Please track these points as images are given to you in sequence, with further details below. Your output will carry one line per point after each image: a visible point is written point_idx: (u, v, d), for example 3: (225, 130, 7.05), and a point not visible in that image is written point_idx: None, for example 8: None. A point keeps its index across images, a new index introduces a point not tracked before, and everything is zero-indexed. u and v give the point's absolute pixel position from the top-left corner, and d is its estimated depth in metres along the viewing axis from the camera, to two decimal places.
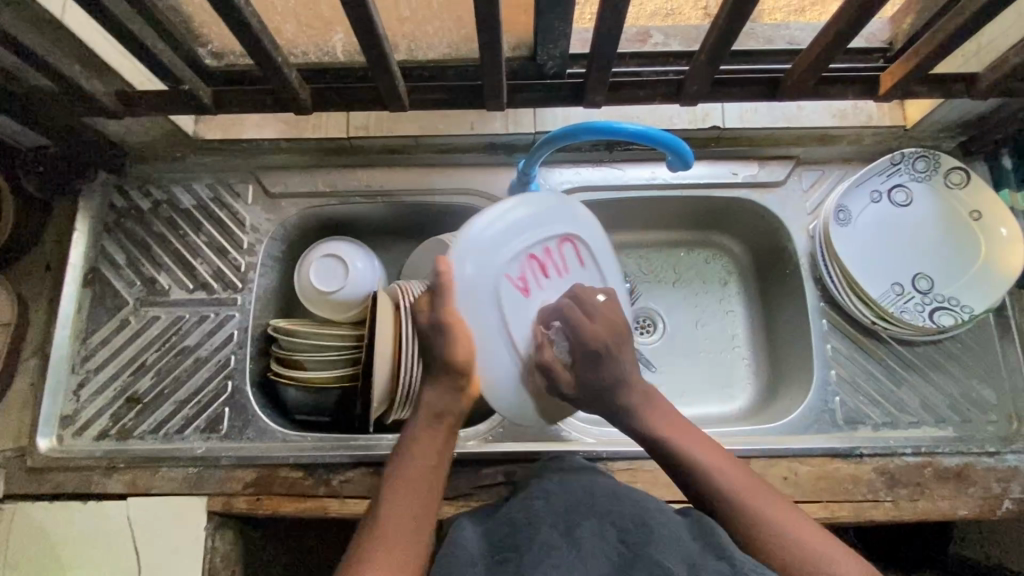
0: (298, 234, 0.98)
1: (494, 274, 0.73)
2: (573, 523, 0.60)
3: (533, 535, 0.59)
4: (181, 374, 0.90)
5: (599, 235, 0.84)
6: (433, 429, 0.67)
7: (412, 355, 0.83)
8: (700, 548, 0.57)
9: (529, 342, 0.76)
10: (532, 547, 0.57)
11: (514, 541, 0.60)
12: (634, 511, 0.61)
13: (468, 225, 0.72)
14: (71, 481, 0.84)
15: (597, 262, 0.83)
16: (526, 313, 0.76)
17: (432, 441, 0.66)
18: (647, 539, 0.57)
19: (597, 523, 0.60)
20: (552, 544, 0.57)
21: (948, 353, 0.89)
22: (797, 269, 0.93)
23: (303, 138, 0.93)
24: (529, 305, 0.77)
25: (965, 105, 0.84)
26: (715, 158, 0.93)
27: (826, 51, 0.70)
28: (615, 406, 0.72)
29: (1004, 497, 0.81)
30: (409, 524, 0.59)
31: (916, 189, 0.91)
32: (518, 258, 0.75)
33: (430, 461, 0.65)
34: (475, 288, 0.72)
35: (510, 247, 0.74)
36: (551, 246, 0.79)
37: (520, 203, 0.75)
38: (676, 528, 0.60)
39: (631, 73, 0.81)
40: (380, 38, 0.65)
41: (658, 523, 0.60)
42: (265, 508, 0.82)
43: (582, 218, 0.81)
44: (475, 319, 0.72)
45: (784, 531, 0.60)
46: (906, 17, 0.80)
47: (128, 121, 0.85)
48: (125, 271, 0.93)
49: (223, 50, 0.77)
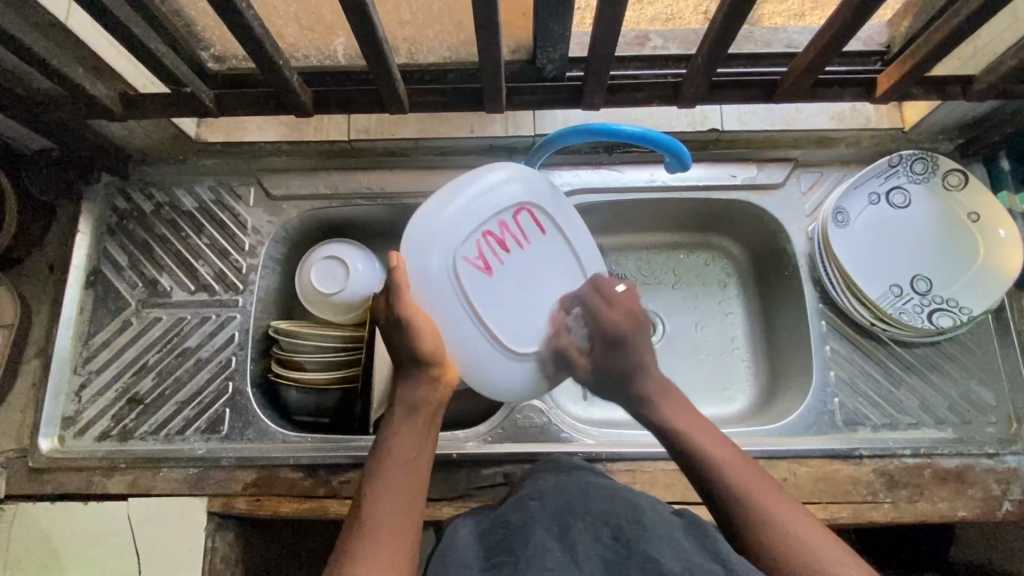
0: (299, 236, 0.99)
1: (448, 260, 0.70)
2: (568, 523, 0.60)
3: (527, 536, 0.59)
4: (181, 375, 0.90)
5: (559, 197, 0.79)
6: (412, 420, 0.67)
7: None
8: (693, 548, 0.58)
9: (499, 319, 0.74)
10: (526, 549, 0.57)
11: (509, 543, 0.60)
12: (628, 510, 0.62)
13: (413, 215, 0.70)
14: (73, 481, 0.85)
15: (558, 224, 0.79)
16: (493, 293, 0.74)
17: (413, 429, 0.66)
18: (639, 540, 0.58)
19: (591, 524, 0.60)
20: (546, 545, 0.57)
21: (947, 354, 0.89)
22: (796, 270, 0.93)
23: (305, 141, 0.94)
24: (494, 283, 0.74)
25: (963, 107, 0.85)
26: (713, 161, 0.94)
27: (822, 54, 0.70)
28: (633, 389, 0.74)
29: (1003, 499, 0.81)
30: (395, 511, 0.59)
31: (914, 191, 0.91)
32: (474, 238, 0.72)
33: (413, 451, 0.65)
34: (428, 278, 0.70)
35: (462, 229, 0.71)
36: (507, 219, 0.75)
37: (464, 185, 0.72)
38: (670, 527, 0.60)
39: (629, 77, 0.82)
40: (380, 41, 0.66)
41: (652, 523, 0.60)
42: (265, 509, 0.83)
43: (541, 185, 0.77)
44: (438, 303, 0.70)
45: (788, 527, 0.59)
46: (903, 20, 0.80)
47: (132, 125, 0.86)
48: (127, 273, 0.93)
49: (225, 54, 0.78)
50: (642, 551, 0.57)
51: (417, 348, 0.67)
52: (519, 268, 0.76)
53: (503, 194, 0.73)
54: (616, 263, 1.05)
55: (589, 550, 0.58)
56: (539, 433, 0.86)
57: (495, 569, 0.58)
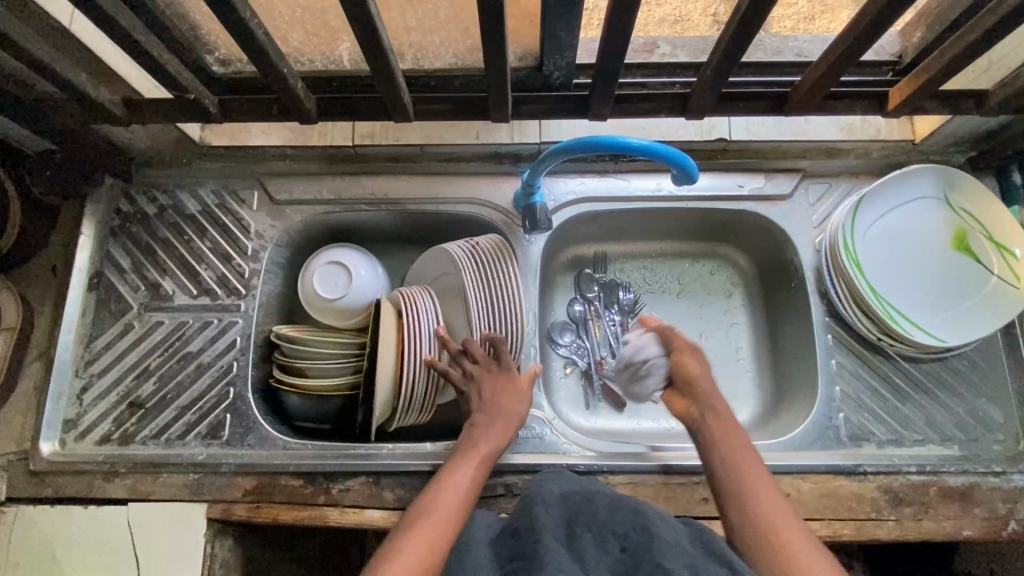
0: (303, 240, 0.98)
1: (884, 223, 0.90)
2: (575, 531, 0.57)
3: (536, 539, 0.56)
4: (183, 380, 0.90)
5: (951, 278, 0.88)
6: (495, 445, 0.75)
7: (427, 342, 0.84)
8: (699, 555, 0.54)
9: (956, 291, 0.88)
10: (537, 553, 0.54)
11: (520, 547, 0.57)
12: (633, 517, 0.58)
13: (879, 265, 0.89)
14: (73, 485, 0.85)
15: (956, 290, 0.88)
16: (934, 280, 0.89)
17: (484, 458, 0.74)
18: (649, 550, 0.54)
19: (599, 534, 0.57)
20: (555, 547, 0.54)
21: (954, 370, 0.88)
22: (803, 283, 0.92)
23: (309, 146, 0.94)
24: (948, 275, 0.88)
25: (975, 121, 0.83)
26: (722, 170, 0.93)
27: (835, 67, 0.69)
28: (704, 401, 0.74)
29: (1009, 518, 0.80)
30: (453, 512, 0.66)
31: (927, 206, 0.90)
32: (881, 224, 0.90)
33: (481, 473, 0.73)
34: (901, 246, 0.90)
35: (882, 217, 0.90)
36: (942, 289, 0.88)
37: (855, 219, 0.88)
38: (675, 532, 0.57)
39: (638, 84, 0.81)
40: (384, 49, 0.65)
41: (659, 529, 0.57)
42: (265, 516, 0.83)
43: (955, 281, 0.88)
44: (879, 232, 0.90)
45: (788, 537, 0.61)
46: (916, 30, 0.79)
47: (136, 129, 0.86)
48: (130, 275, 0.93)
49: (228, 58, 0.77)
50: (652, 560, 0.53)
51: (491, 394, 0.80)
52: (939, 269, 0.89)
53: (971, 274, 0.88)
54: (621, 271, 1.04)
55: (599, 559, 0.55)
56: (538, 444, 0.86)
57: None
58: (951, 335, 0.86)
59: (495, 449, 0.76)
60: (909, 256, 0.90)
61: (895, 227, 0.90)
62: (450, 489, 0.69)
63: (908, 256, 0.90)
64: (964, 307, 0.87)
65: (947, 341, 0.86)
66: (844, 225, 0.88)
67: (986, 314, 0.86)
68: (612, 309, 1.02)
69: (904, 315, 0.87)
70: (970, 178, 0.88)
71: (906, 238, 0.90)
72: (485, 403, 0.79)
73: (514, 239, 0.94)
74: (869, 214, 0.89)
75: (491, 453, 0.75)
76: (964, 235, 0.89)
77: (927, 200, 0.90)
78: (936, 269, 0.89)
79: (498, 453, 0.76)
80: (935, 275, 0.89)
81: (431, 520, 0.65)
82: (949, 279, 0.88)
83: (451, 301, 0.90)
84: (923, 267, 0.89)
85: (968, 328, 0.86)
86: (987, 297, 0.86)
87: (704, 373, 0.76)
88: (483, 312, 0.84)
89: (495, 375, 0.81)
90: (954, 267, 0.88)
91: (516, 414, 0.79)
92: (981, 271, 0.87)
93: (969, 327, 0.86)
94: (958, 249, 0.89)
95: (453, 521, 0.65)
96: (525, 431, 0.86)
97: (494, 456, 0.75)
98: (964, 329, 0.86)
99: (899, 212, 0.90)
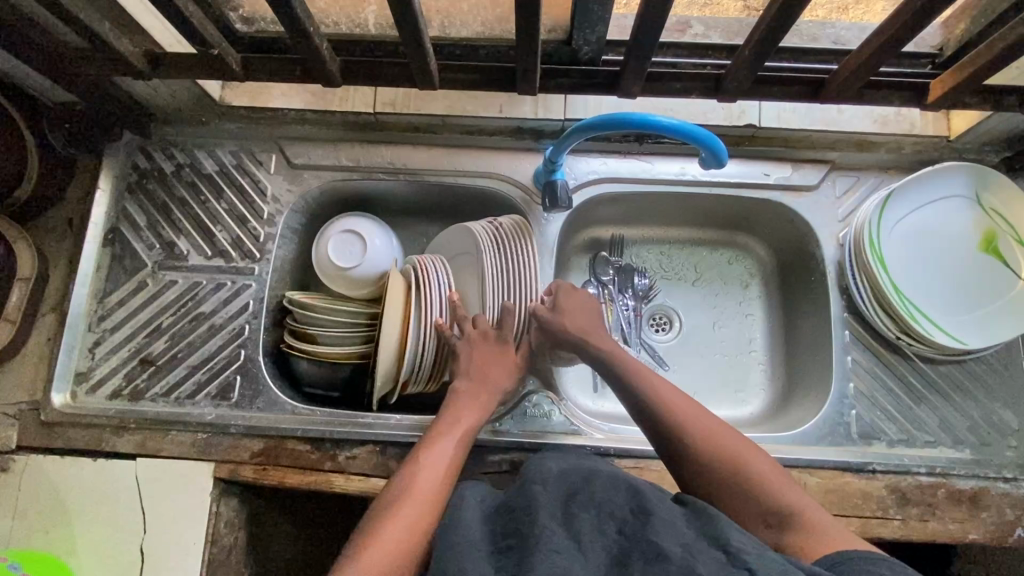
0: (320, 206, 0.97)
1: (905, 217, 0.88)
2: (573, 510, 0.55)
3: (534, 518, 0.53)
4: (195, 340, 0.90)
5: (975, 279, 0.87)
6: (473, 420, 0.75)
7: (433, 308, 0.83)
8: (700, 540, 0.52)
9: (976, 290, 0.86)
10: (533, 534, 0.52)
11: (518, 525, 0.55)
12: (633, 501, 0.56)
13: (897, 259, 0.87)
14: (83, 438, 0.85)
15: (979, 292, 0.86)
16: (954, 279, 0.87)
17: (465, 433, 0.73)
18: (646, 535, 0.52)
19: (597, 515, 0.55)
20: (552, 529, 0.51)
21: (973, 374, 0.87)
22: (823, 277, 0.91)
23: (329, 110, 0.92)
24: (968, 275, 0.87)
25: (1013, 119, 0.81)
26: (748, 157, 0.91)
27: (876, 55, 0.67)
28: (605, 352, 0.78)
29: (1017, 524, 0.80)
30: (435, 489, 0.66)
31: (958, 205, 0.88)
32: (902, 220, 0.88)
33: (460, 449, 0.72)
34: (923, 242, 0.88)
35: (902, 212, 0.88)
36: (963, 288, 0.87)
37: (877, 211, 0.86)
38: (673, 513, 0.55)
39: (668, 64, 0.79)
40: (415, 13, 0.63)
41: (657, 511, 0.55)
42: (271, 478, 0.83)
43: (979, 284, 0.87)
44: (900, 228, 0.88)
45: (759, 471, 0.65)
46: (959, 22, 0.76)
47: (156, 84, 0.85)
48: (146, 233, 0.93)
49: (252, 16, 0.76)
50: (647, 546, 0.51)
51: (484, 374, 0.80)
52: (961, 269, 0.87)
53: (993, 275, 0.86)
54: (637, 255, 1.03)
55: (596, 542, 0.52)
56: (545, 423, 0.85)
57: (504, 554, 0.53)
58: (972, 337, 0.85)
59: (473, 426, 0.75)
60: (929, 254, 0.88)
61: (919, 227, 0.88)
62: (431, 463, 0.68)
63: (931, 254, 0.88)
64: (986, 309, 0.86)
65: (967, 343, 0.84)
66: (870, 219, 0.86)
67: (1006, 316, 0.85)
68: (626, 293, 1.00)
69: (921, 313, 0.85)
70: (1005, 178, 0.86)
71: (929, 234, 0.88)
72: (470, 374, 0.79)
73: (531, 216, 0.93)
74: (888, 209, 0.87)
75: (472, 429, 0.74)
76: (993, 236, 0.87)
77: (958, 199, 0.88)
78: (956, 267, 0.87)
79: (477, 428, 0.75)
80: (961, 276, 0.87)
81: (415, 496, 0.64)
82: (971, 279, 0.87)
83: (463, 277, 0.89)
84: (945, 264, 0.88)
85: (988, 331, 0.85)
86: (1010, 302, 0.85)
87: (596, 327, 0.81)
88: (496, 286, 0.83)
89: (491, 352, 0.81)
90: (980, 270, 0.87)
91: (493, 387, 0.79)
92: (1003, 272, 0.86)
93: (988, 327, 0.85)
94: (985, 251, 0.87)
95: (434, 497, 0.65)
96: (533, 410, 0.86)
97: (474, 428, 0.75)
98: (985, 332, 0.85)
99: (924, 210, 0.88)
